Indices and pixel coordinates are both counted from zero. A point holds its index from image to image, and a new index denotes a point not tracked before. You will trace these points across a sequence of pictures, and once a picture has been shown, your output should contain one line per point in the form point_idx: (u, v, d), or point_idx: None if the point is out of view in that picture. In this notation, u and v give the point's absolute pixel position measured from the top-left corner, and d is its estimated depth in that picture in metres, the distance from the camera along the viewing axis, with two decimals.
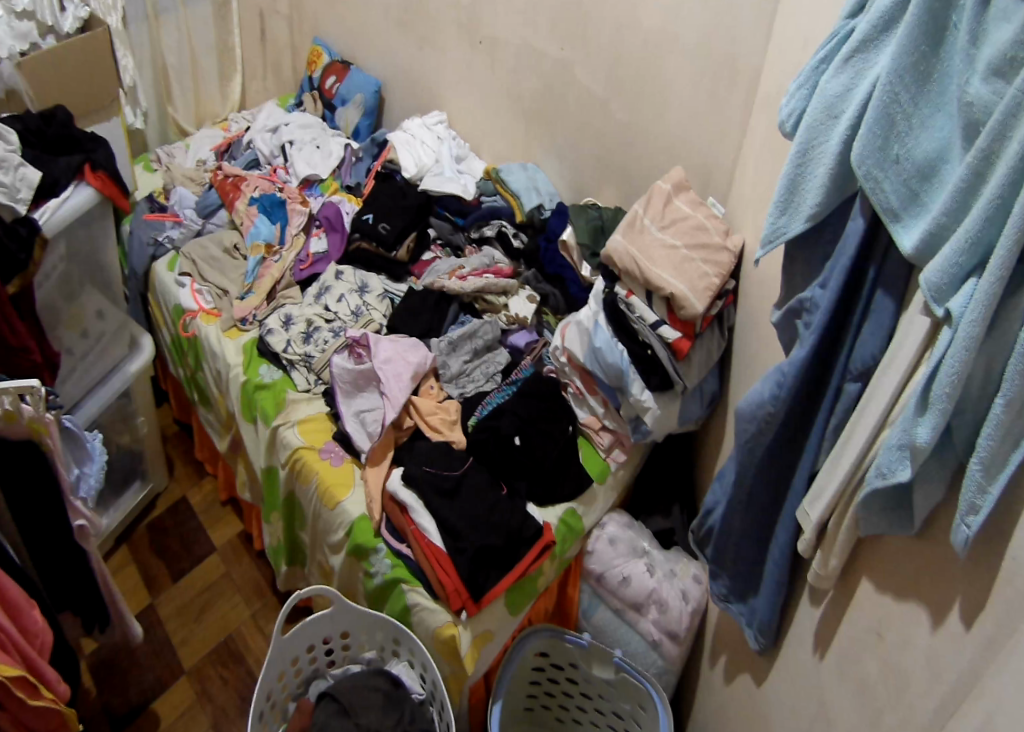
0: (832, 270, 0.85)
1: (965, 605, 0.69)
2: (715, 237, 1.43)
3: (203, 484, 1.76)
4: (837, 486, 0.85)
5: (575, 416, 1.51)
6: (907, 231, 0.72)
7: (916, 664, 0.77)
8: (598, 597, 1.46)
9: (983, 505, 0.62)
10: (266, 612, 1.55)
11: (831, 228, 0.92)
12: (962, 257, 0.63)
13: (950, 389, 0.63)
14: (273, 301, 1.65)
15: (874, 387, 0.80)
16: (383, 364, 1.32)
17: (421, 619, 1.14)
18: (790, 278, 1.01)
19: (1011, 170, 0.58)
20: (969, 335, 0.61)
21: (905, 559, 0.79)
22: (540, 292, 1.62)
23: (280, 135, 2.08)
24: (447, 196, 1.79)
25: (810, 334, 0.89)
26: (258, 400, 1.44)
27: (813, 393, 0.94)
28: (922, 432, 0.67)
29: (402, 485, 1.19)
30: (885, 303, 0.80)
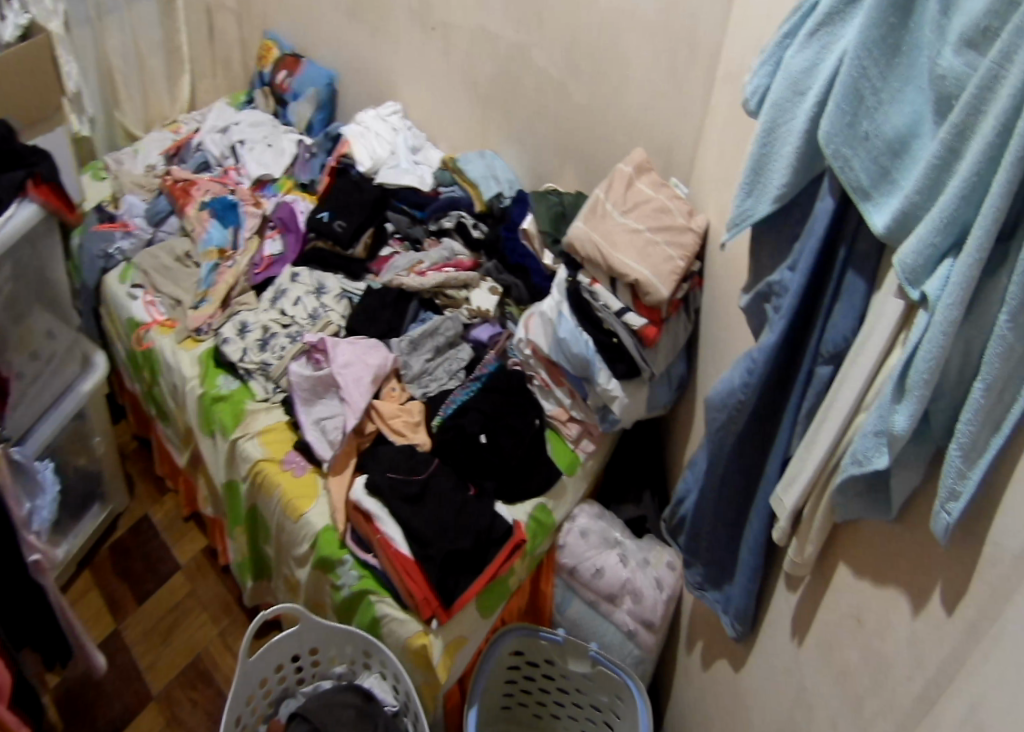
0: (801, 252, 0.82)
1: (947, 590, 0.67)
2: (678, 219, 1.42)
3: (165, 501, 1.71)
4: (811, 473, 0.83)
5: (541, 409, 1.47)
6: (879, 209, 0.69)
7: (896, 651, 0.75)
8: (572, 590, 1.42)
9: (964, 491, 0.59)
10: (235, 629, 1.51)
11: (799, 208, 0.89)
12: (937, 237, 0.60)
13: (929, 375, 0.60)
14: (228, 308, 1.58)
15: (847, 372, 0.77)
16: (342, 368, 1.29)
17: (392, 630, 1.11)
18: (758, 259, 0.98)
19: (986, 147, 0.54)
20: (946, 319, 0.58)
21: (885, 544, 0.77)
22: (502, 283, 1.60)
23: (230, 135, 2.02)
24: (405, 189, 1.76)
25: (779, 318, 0.86)
26: (216, 413, 1.39)
27: (784, 376, 0.92)
28: (900, 419, 0.63)
29: (366, 495, 1.15)
30: (857, 285, 0.77)
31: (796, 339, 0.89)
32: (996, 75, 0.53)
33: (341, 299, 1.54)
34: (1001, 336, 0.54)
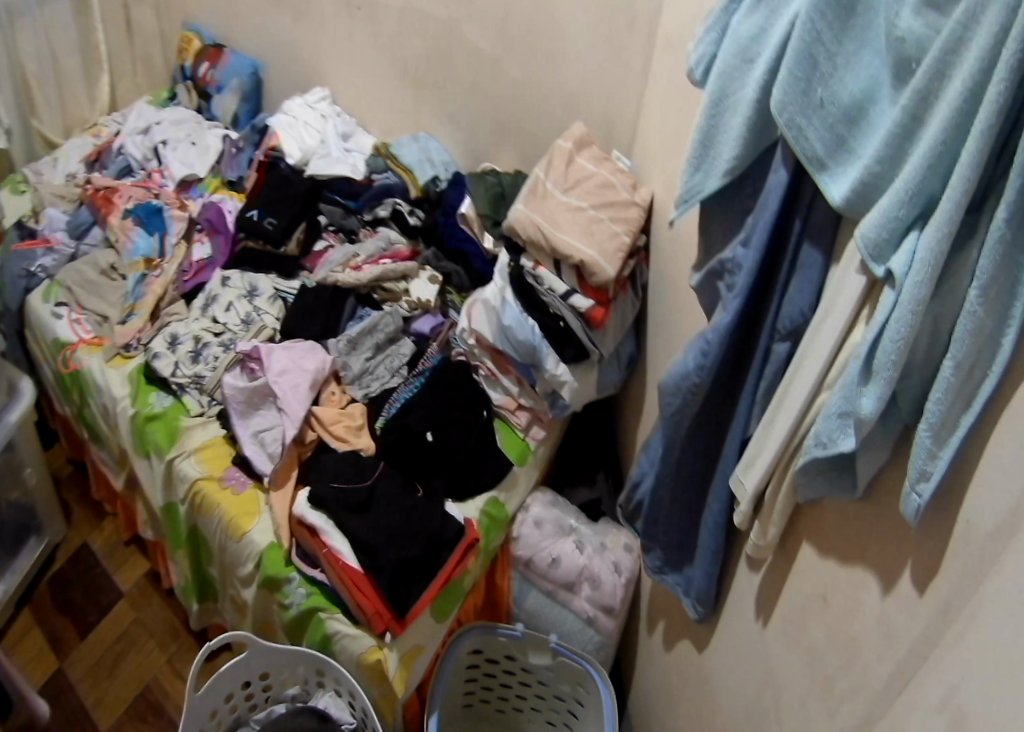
0: (755, 227, 0.77)
1: (917, 569, 0.63)
2: (621, 194, 1.37)
3: (104, 526, 1.64)
4: (773, 454, 0.79)
5: (488, 400, 1.40)
6: (836, 180, 0.64)
7: (865, 632, 0.71)
8: (529, 581, 1.38)
9: (934, 471, 0.56)
10: (184, 652, 1.47)
11: (751, 182, 0.84)
12: (901, 210, 0.55)
13: (897, 358, 0.55)
14: (158, 320, 1.51)
15: (807, 349, 0.72)
16: (277, 377, 1.22)
17: (344, 646, 1.06)
18: (710, 234, 0.93)
19: (953, 114, 0.50)
20: (915, 297, 0.53)
21: (850, 524, 0.73)
22: (442, 271, 1.55)
23: (152, 136, 1.93)
24: (337, 178, 1.71)
25: (734, 298, 0.82)
26: (150, 433, 1.32)
27: (739, 357, 0.88)
28: (866, 402, 0.59)
29: (310, 508, 1.09)
30: (815, 258, 0.73)
31: (751, 318, 0.85)
32: (960, 37, 0.50)
33: (275, 301, 1.49)
34: (971, 313, 0.50)
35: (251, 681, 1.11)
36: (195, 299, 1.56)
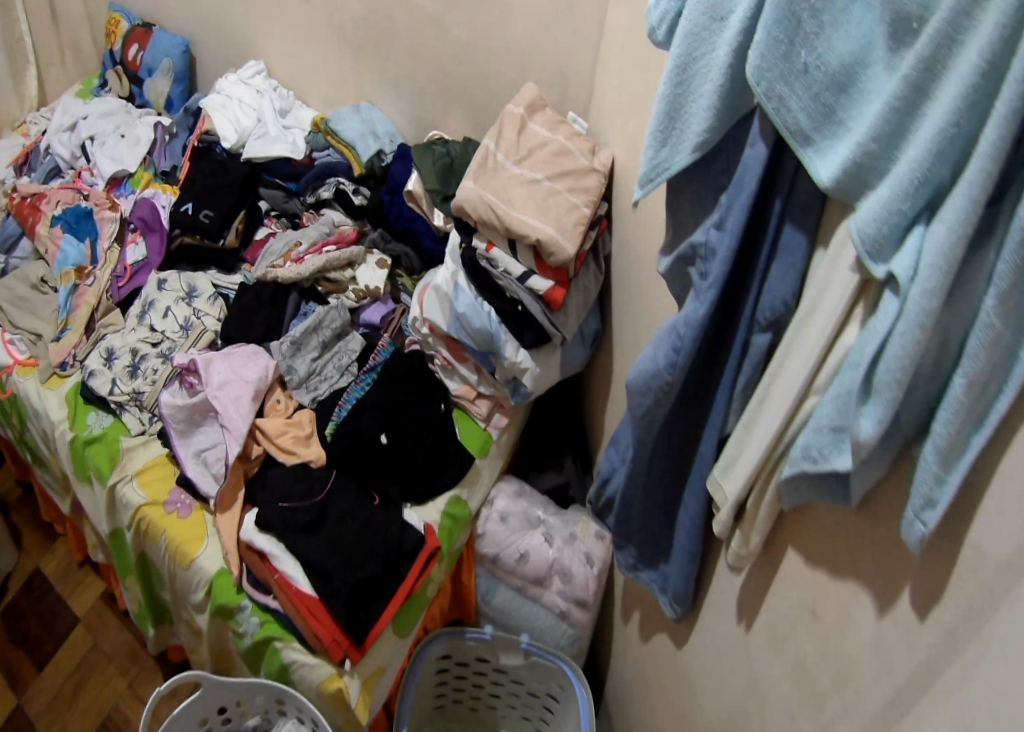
0: (731, 208, 0.70)
1: (917, 590, 0.58)
2: (580, 161, 1.28)
3: (56, 548, 1.64)
4: (755, 460, 0.73)
5: (445, 391, 1.34)
6: (822, 155, 0.59)
7: (858, 651, 0.67)
8: (496, 578, 1.32)
9: (941, 498, 0.50)
10: (145, 676, 1.48)
11: (724, 155, 0.76)
12: (905, 202, 0.48)
13: (900, 377, 0.48)
14: (94, 333, 1.43)
15: (792, 342, 0.66)
16: (217, 391, 1.16)
17: (302, 676, 1.03)
18: (677, 211, 0.84)
19: (965, 89, 0.43)
20: (921, 307, 0.46)
21: (839, 535, 0.68)
22: (390, 254, 1.49)
23: (79, 132, 1.81)
24: (277, 160, 1.66)
25: (707, 288, 0.74)
26: (89, 457, 1.25)
27: (711, 350, 0.82)
28: (865, 422, 0.51)
29: (258, 531, 1.07)
30: (796, 239, 0.67)
31: (726, 306, 0.78)
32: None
33: (215, 301, 1.40)
34: (986, 323, 0.44)
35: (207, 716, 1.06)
36: (130, 306, 1.47)
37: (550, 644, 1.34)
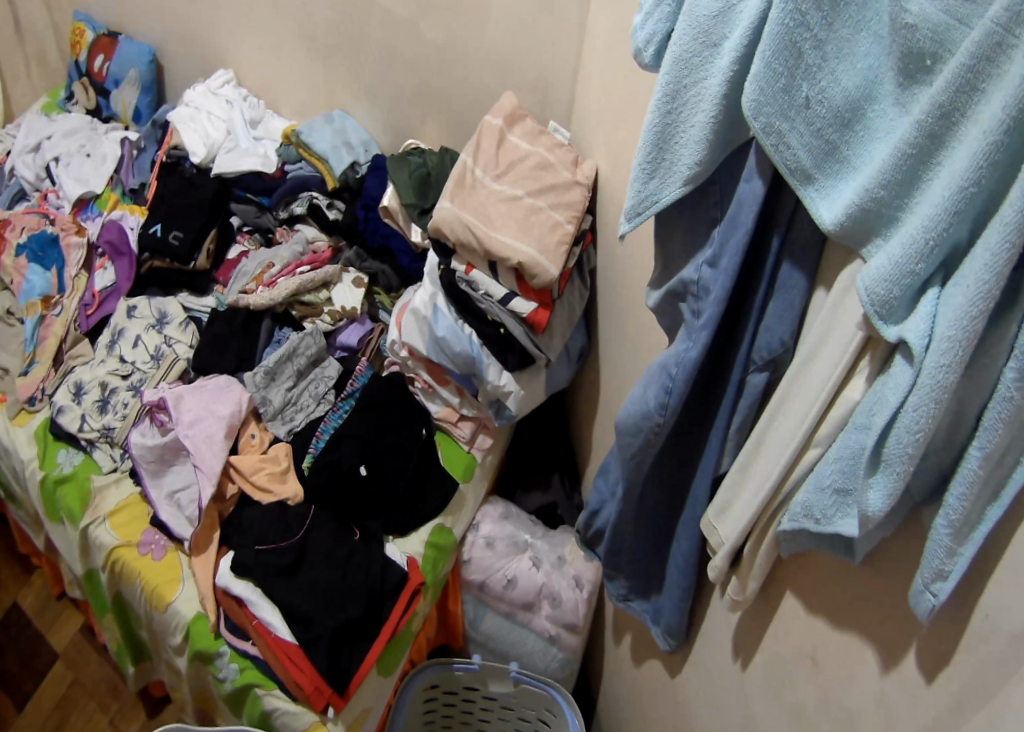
0: (725, 246, 0.70)
1: (922, 652, 0.60)
2: (562, 175, 1.24)
3: (33, 581, 1.60)
4: (754, 509, 0.74)
5: (426, 416, 1.28)
6: (823, 195, 0.57)
7: (862, 703, 0.67)
8: (484, 604, 1.29)
9: (953, 572, 0.53)
10: (126, 713, 1.44)
11: (717, 188, 0.73)
12: (919, 264, 0.50)
13: (913, 450, 0.52)
14: (62, 367, 1.41)
15: (800, 382, 0.68)
16: (188, 429, 1.18)
17: (285, 723, 1.05)
18: (666, 244, 0.81)
19: (988, 145, 0.44)
20: (938, 380, 0.49)
21: (840, 585, 0.69)
22: (367, 271, 1.46)
23: (43, 153, 1.76)
24: (247, 174, 1.61)
25: (701, 329, 0.75)
26: (60, 497, 1.24)
27: (704, 387, 0.82)
28: (875, 496, 0.56)
29: (235, 577, 1.09)
30: (793, 278, 0.69)
31: (720, 342, 0.79)
32: (1003, 42, 0.43)
33: (186, 326, 1.41)
34: (1006, 395, 0.47)
35: None
36: (99, 336, 1.45)
37: (541, 668, 1.31)
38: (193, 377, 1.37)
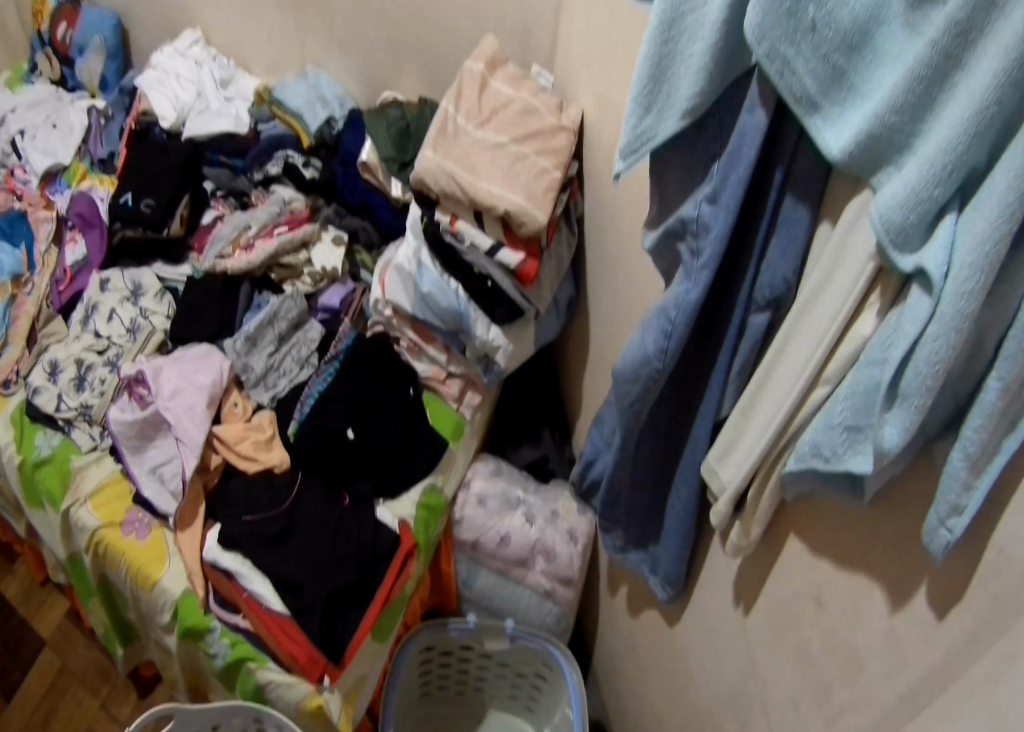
0: (726, 181, 0.66)
1: (933, 590, 0.57)
2: (546, 120, 1.18)
3: (16, 571, 1.60)
4: (758, 453, 0.71)
5: (414, 376, 1.25)
6: (831, 123, 0.53)
7: (870, 645, 0.65)
8: (477, 563, 1.26)
9: (969, 506, 0.50)
10: (117, 696, 1.45)
11: (716, 121, 0.68)
12: (936, 188, 0.46)
13: (931, 382, 0.48)
14: (35, 347, 1.37)
15: (803, 317, 0.65)
16: (169, 402, 1.16)
17: (280, 695, 1.04)
18: (662, 182, 0.76)
19: (1011, 58, 0.40)
20: (958, 309, 0.45)
21: (847, 525, 0.66)
22: (347, 229, 1.40)
23: (8, 127, 1.68)
24: (219, 137, 1.55)
25: (701, 269, 0.71)
26: (39, 481, 1.22)
27: (704, 329, 0.78)
28: (891, 432, 0.52)
29: (222, 551, 1.06)
30: (797, 212, 0.65)
31: (719, 282, 0.75)
32: None
33: (162, 298, 1.38)
34: None
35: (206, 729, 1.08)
36: (72, 314, 1.42)
37: (536, 623, 1.29)
38: (172, 348, 1.35)
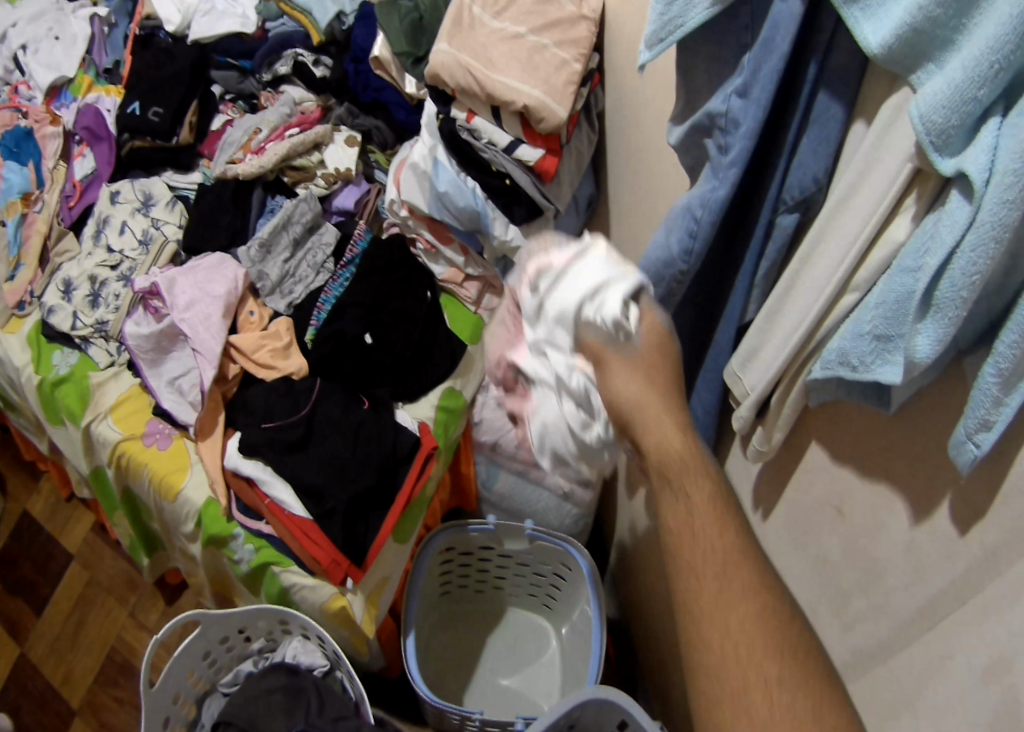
0: (757, 73, 0.61)
1: (956, 503, 0.55)
2: (566, 9, 1.08)
3: (41, 487, 1.67)
4: (782, 360, 0.68)
5: (431, 279, 1.26)
6: (869, 14, 0.51)
7: (889, 555, 0.63)
8: (496, 464, 1.27)
9: (998, 421, 0.47)
10: (146, 603, 1.51)
11: (750, 8, 0.62)
12: (981, 89, 0.44)
13: (967, 294, 0.47)
14: (48, 265, 1.36)
15: (833, 219, 0.61)
16: (184, 313, 1.15)
17: (304, 597, 1.07)
18: (690, 73, 0.70)
19: None
20: (998, 218, 0.44)
21: (870, 434, 0.64)
22: (360, 129, 1.38)
23: (9, 42, 1.60)
24: (226, 38, 1.47)
25: (729, 166, 0.66)
26: (59, 400, 1.23)
27: (730, 231, 0.74)
28: (922, 344, 0.51)
29: (242, 458, 1.07)
30: (831, 110, 0.61)
31: (746, 183, 0.70)
32: None
33: (173, 207, 1.36)
34: None
35: (232, 633, 1.13)
36: (83, 229, 1.40)
37: (555, 524, 1.29)
38: (185, 258, 1.33)
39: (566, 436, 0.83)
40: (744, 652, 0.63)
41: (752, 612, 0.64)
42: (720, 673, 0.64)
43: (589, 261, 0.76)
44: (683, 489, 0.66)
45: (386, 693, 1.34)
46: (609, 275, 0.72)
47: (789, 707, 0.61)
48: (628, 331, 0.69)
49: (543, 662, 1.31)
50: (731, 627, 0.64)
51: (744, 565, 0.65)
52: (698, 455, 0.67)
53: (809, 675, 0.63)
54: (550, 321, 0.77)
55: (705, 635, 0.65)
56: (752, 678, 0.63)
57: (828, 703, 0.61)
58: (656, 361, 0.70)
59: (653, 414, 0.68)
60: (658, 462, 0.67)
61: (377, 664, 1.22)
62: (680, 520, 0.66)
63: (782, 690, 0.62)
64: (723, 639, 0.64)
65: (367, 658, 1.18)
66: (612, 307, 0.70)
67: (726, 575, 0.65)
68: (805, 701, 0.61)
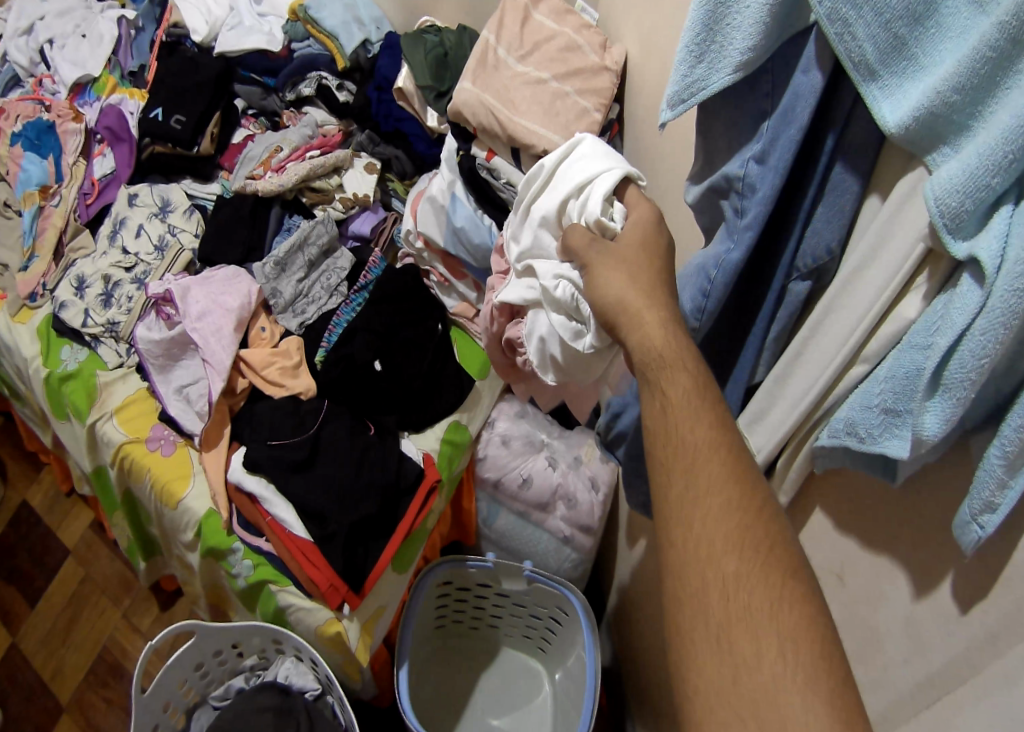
0: (775, 141, 0.65)
1: (958, 581, 0.58)
2: (589, 59, 1.11)
3: (41, 478, 1.67)
4: (791, 423, 0.71)
5: (442, 310, 1.28)
6: (887, 94, 0.54)
7: (890, 625, 0.65)
8: (497, 503, 1.28)
9: (1002, 504, 0.50)
10: (137, 606, 1.51)
11: (769, 78, 0.66)
12: (994, 177, 0.47)
13: (976, 375, 0.50)
14: (62, 260, 1.38)
15: (844, 290, 0.64)
16: (196, 323, 1.18)
17: (300, 619, 1.08)
18: (708, 135, 0.74)
19: None
20: (1010, 305, 0.47)
21: (874, 505, 0.66)
22: (380, 157, 1.42)
23: (36, 35, 1.64)
24: (251, 54, 1.52)
25: (745, 229, 0.69)
26: (66, 394, 1.24)
27: (744, 294, 0.77)
28: (930, 422, 0.54)
29: (246, 474, 1.09)
30: (846, 182, 0.64)
31: (760, 246, 0.73)
32: None
33: (190, 215, 1.39)
34: None
35: (224, 648, 1.13)
36: (99, 227, 1.42)
37: (553, 568, 1.31)
38: (199, 267, 1.36)
39: (560, 342, 0.87)
40: (704, 545, 0.55)
41: (717, 503, 0.56)
42: (680, 569, 0.56)
43: (581, 159, 0.85)
44: (660, 386, 0.62)
45: (376, 721, 1.34)
46: (595, 173, 0.82)
47: (744, 604, 0.53)
48: (611, 226, 0.78)
49: (535, 705, 1.31)
50: (691, 520, 0.56)
51: (716, 454, 0.58)
52: (682, 355, 0.63)
53: (777, 575, 0.53)
54: (534, 225, 0.87)
55: (669, 531, 0.57)
56: (708, 570, 0.54)
57: (792, 606, 0.52)
58: (638, 259, 0.72)
59: (635, 318, 0.67)
60: (640, 361, 0.65)
61: (369, 692, 1.22)
62: (655, 418, 0.61)
63: (736, 588, 0.53)
64: (684, 531, 0.56)
65: (357, 685, 1.18)
66: (596, 206, 0.79)
67: (695, 468, 0.57)
68: (763, 598, 0.53)
